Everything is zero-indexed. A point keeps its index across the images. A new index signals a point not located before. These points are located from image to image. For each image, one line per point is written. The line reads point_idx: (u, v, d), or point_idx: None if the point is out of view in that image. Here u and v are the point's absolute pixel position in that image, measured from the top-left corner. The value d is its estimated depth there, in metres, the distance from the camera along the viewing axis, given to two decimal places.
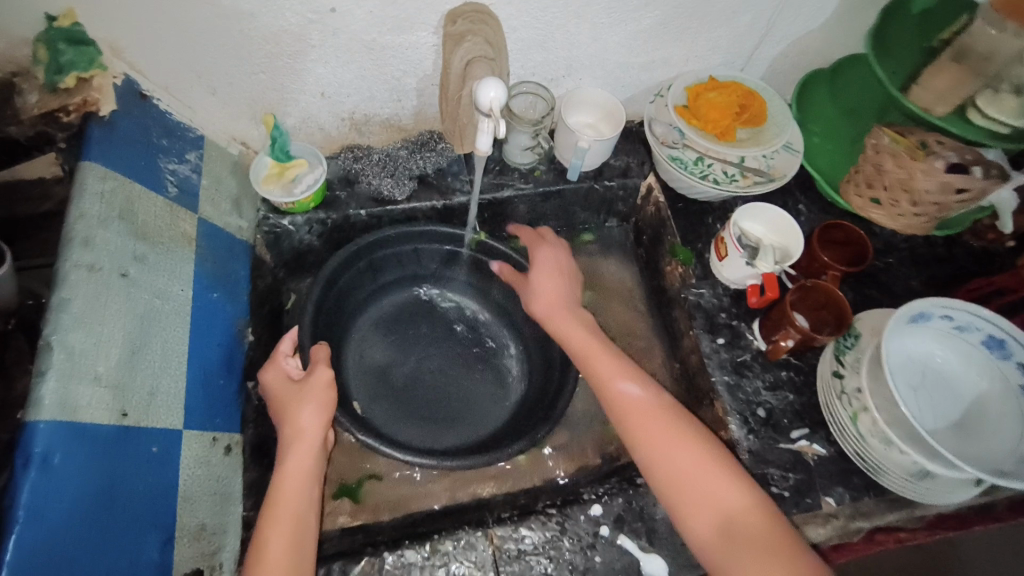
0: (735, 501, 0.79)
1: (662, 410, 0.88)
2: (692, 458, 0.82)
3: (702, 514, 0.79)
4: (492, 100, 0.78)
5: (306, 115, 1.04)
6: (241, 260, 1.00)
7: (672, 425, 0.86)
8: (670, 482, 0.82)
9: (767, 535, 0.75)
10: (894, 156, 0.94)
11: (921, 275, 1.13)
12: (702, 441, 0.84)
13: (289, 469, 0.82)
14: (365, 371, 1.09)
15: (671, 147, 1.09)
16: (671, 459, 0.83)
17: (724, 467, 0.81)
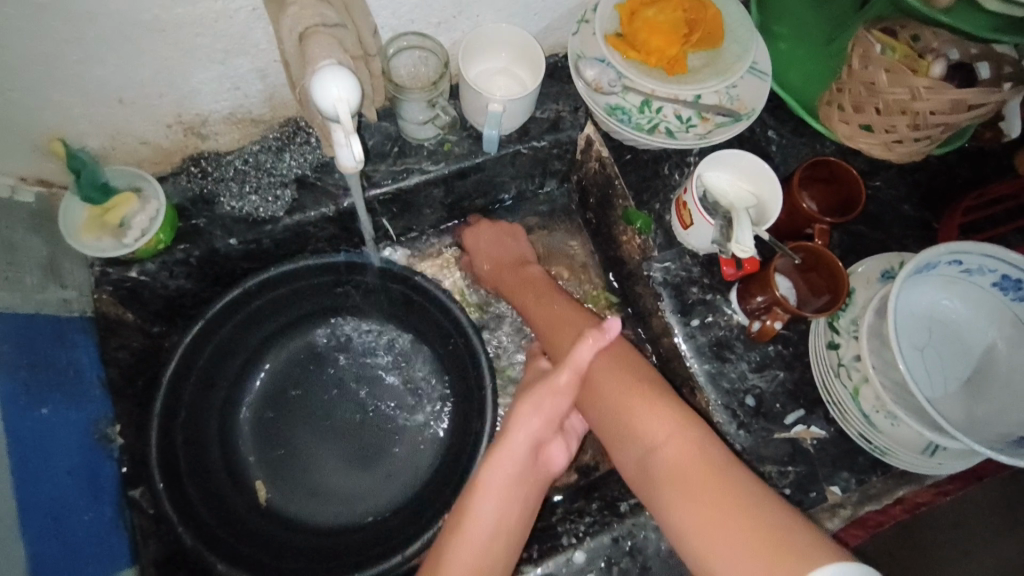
0: (657, 430, 0.71)
1: (593, 345, 0.82)
2: (622, 389, 0.76)
3: (630, 452, 0.72)
4: (339, 102, 0.53)
5: (112, 130, 0.75)
6: (81, 344, 0.78)
7: (609, 358, 0.79)
8: (606, 421, 0.76)
9: (686, 464, 0.67)
10: (890, 71, 0.74)
11: (913, 195, 0.96)
12: (632, 375, 0.77)
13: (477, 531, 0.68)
14: (274, 448, 0.92)
15: (609, 94, 0.85)
16: (603, 396, 0.77)
17: (638, 394, 0.75)
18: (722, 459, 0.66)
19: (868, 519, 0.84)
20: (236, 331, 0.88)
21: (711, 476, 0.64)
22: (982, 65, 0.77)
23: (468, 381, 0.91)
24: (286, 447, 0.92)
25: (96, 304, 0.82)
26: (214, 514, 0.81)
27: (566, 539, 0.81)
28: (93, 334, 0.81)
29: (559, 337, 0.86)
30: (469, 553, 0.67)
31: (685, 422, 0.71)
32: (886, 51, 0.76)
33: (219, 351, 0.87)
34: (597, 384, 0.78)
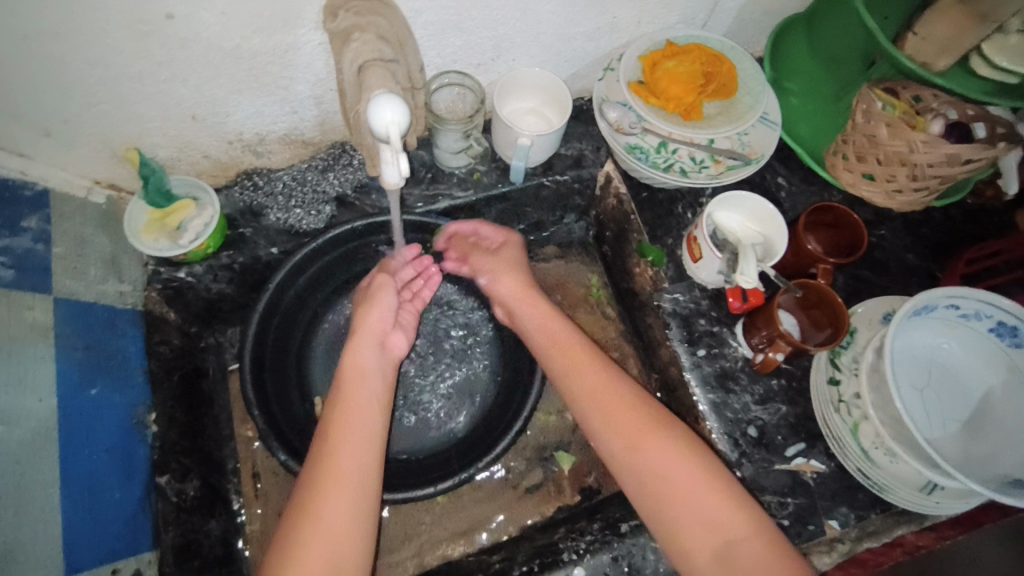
0: (737, 522, 0.67)
1: (652, 418, 0.75)
2: (687, 470, 0.70)
3: (701, 542, 0.67)
4: (390, 123, 0.60)
5: (181, 144, 0.84)
6: (129, 334, 0.84)
7: (673, 440, 0.72)
8: (665, 503, 0.69)
9: (775, 566, 0.64)
10: (890, 125, 0.79)
11: (916, 245, 1.00)
12: (692, 452, 0.72)
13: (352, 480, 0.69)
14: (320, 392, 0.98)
15: (629, 133, 0.93)
16: (667, 476, 0.70)
17: (709, 483, 0.69)
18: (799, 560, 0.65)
19: (867, 559, 0.83)
20: (277, 352, 0.93)
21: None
22: (978, 124, 0.79)
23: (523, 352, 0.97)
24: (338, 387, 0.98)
25: (146, 300, 0.88)
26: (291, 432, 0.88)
27: (567, 554, 0.82)
28: (140, 326, 0.87)
29: (586, 383, 0.80)
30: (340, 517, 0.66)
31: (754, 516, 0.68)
32: (886, 107, 0.80)
33: (275, 349, 0.92)
34: (657, 455, 0.72)
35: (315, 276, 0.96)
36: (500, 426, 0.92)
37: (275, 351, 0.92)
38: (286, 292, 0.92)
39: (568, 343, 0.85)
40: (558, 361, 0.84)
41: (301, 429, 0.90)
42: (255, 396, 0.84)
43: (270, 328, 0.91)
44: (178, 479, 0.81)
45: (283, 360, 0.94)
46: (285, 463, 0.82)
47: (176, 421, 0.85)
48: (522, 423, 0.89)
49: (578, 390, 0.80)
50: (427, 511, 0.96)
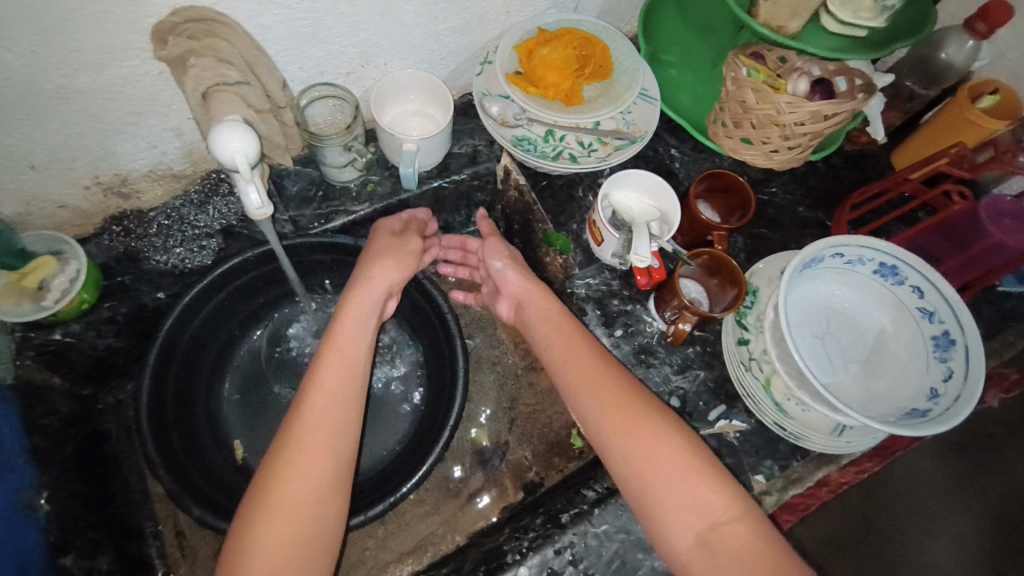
0: (722, 503, 0.66)
1: (638, 400, 0.73)
2: (673, 453, 0.68)
3: (687, 520, 0.65)
4: (236, 152, 0.57)
5: (29, 197, 0.77)
6: (3, 415, 0.76)
7: (661, 423, 0.71)
8: (643, 480, 0.68)
9: (756, 550, 0.63)
10: (756, 90, 0.82)
11: (806, 198, 1.05)
12: (678, 432, 0.70)
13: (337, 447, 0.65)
14: (240, 435, 0.93)
15: (514, 126, 0.92)
16: (657, 454, 0.68)
17: (695, 466, 0.68)
18: (783, 545, 0.65)
19: (798, 503, 0.90)
20: (180, 402, 0.87)
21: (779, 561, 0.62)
22: (839, 78, 0.82)
23: (443, 358, 0.96)
24: (261, 429, 0.95)
25: (19, 371, 0.81)
26: (206, 482, 0.83)
27: (511, 556, 0.81)
28: (17, 403, 0.79)
29: (569, 349, 0.79)
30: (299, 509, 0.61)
31: (740, 501, 0.66)
32: (752, 73, 0.83)
33: (177, 400, 0.87)
34: (646, 430, 0.70)
35: (212, 314, 0.90)
36: (427, 438, 0.90)
37: (177, 403, 0.86)
38: (181, 338, 0.86)
39: (563, 326, 0.82)
40: (554, 345, 0.81)
41: (219, 481, 0.86)
42: (158, 455, 0.78)
43: (168, 379, 0.85)
44: (85, 556, 0.75)
45: (189, 410, 0.88)
46: (202, 519, 0.77)
47: (74, 496, 0.78)
48: (447, 434, 0.85)
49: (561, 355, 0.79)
50: (370, 536, 0.93)
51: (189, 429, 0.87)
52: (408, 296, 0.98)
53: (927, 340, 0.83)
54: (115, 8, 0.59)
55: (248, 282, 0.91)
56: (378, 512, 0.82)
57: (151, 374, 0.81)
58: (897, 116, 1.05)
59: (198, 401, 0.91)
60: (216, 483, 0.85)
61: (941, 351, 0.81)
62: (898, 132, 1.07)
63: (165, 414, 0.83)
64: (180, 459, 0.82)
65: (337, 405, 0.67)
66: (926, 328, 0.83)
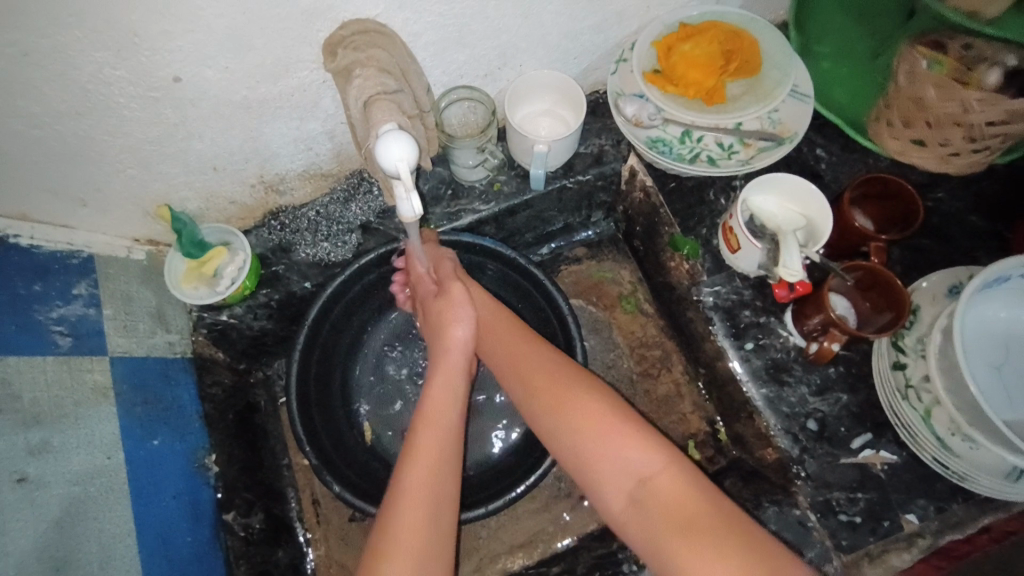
0: (646, 460, 0.65)
1: (566, 374, 0.73)
2: (596, 428, 0.68)
3: (617, 485, 0.66)
4: (399, 161, 0.60)
5: (207, 194, 0.86)
6: (183, 382, 0.88)
7: (622, 426, 0.67)
8: (577, 457, 0.68)
9: (689, 505, 0.62)
10: (939, 86, 0.72)
11: (982, 205, 0.91)
12: (603, 394, 0.71)
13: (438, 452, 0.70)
14: (369, 418, 0.99)
15: (649, 127, 0.89)
16: (583, 425, 0.68)
17: (619, 428, 0.68)
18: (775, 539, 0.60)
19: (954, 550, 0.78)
20: (321, 387, 0.95)
21: (717, 512, 0.61)
22: None
23: None
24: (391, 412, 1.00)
25: (194, 346, 0.92)
26: (342, 458, 0.92)
27: (627, 566, 0.84)
28: (193, 372, 0.91)
29: (494, 332, 0.81)
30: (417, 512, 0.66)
31: (673, 457, 0.66)
32: (933, 66, 0.74)
33: (319, 382, 0.95)
34: (575, 401, 0.70)
35: (347, 300, 0.96)
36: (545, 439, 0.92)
37: (319, 385, 0.94)
38: (325, 324, 0.94)
39: (511, 337, 0.79)
40: (495, 339, 0.80)
41: (353, 459, 0.93)
42: (304, 433, 0.87)
43: (313, 363, 0.93)
44: (243, 513, 0.86)
45: (329, 394, 0.96)
46: (341, 495, 0.85)
47: (234, 458, 0.89)
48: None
49: (484, 333, 0.81)
50: (483, 526, 0.96)
51: (329, 407, 0.95)
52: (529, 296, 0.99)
53: None
54: (295, 24, 0.64)
55: (381, 277, 0.97)
56: (497, 508, 0.85)
57: (301, 351, 0.91)
58: None
59: (336, 380, 0.98)
60: (348, 459, 0.93)
61: None
62: None
63: (309, 397, 0.91)
64: (322, 439, 0.90)
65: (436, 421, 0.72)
66: None
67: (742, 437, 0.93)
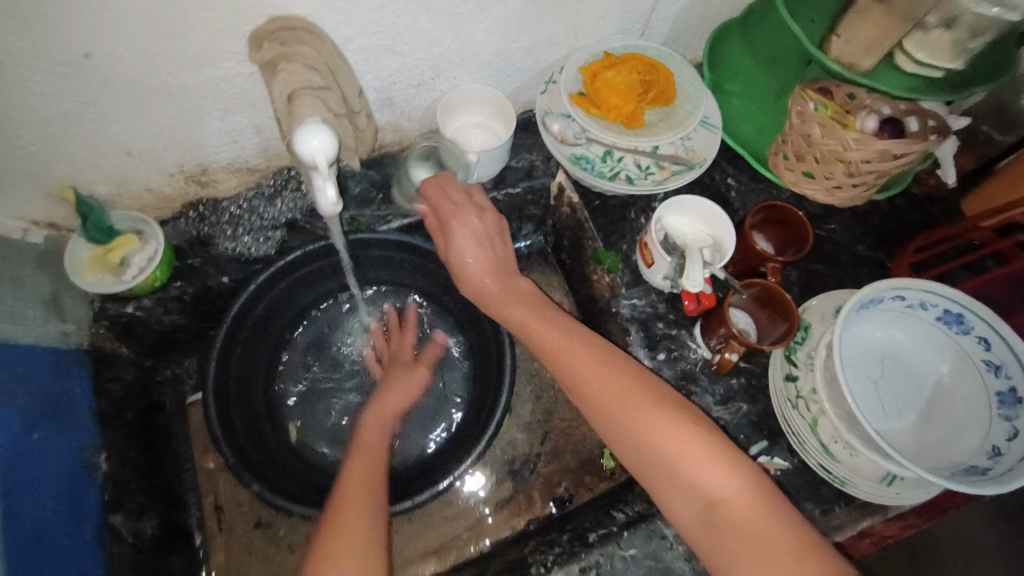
0: (724, 485, 0.64)
1: (633, 385, 0.71)
2: (679, 444, 0.67)
3: (689, 504, 0.65)
4: (316, 152, 0.61)
5: (119, 179, 0.83)
6: (76, 375, 0.83)
7: (654, 401, 0.70)
8: (648, 467, 0.68)
9: (765, 529, 0.62)
10: (823, 125, 0.81)
11: (866, 237, 1.02)
12: (676, 412, 0.69)
13: (369, 466, 0.74)
14: (295, 417, 0.98)
15: (573, 145, 0.93)
16: (656, 441, 0.67)
17: (701, 447, 0.66)
18: (794, 516, 0.63)
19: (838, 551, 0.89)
20: (242, 387, 0.92)
21: (787, 540, 0.61)
22: (911, 118, 0.83)
23: (489, 358, 0.99)
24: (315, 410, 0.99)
25: (94, 338, 0.87)
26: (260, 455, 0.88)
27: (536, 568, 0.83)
28: (88, 366, 0.86)
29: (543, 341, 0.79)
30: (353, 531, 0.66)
31: (755, 482, 0.64)
32: (820, 108, 0.82)
33: (239, 382, 0.91)
34: (646, 416, 0.69)
35: (271, 294, 0.93)
36: (468, 437, 0.93)
37: (239, 385, 0.91)
38: (245, 323, 0.91)
39: (557, 335, 0.78)
40: (546, 342, 0.78)
41: (274, 457, 0.90)
42: (223, 432, 0.84)
43: (232, 361, 0.90)
44: (134, 518, 0.80)
45: (252, 395, 0.93)
46: (261, 494, 0.83)
47: (130, 460, 0.84)
48: (495, 425, 0.88)
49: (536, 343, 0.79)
50: (397, 531, 0.95)
51: (248, 400, 0.92)
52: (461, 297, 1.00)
53: (991, 395, 0.79)
54: (220, 15, 0.64)
55: (302, 276, 0.95)
56: (422, 499, 0.85)
57: (222, 341, 0.88)
58: (968, 161, 1.02)
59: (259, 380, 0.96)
60: (270, 458, 0.89)
61: (1006, 407, 0.78)
62: (970, 177, 1.03)
63: (228, 399, 0.88)
64: (240, 437, 0.86)
65: (376, 452, 0.77)
66: (991, 383, 0.80)
67: None
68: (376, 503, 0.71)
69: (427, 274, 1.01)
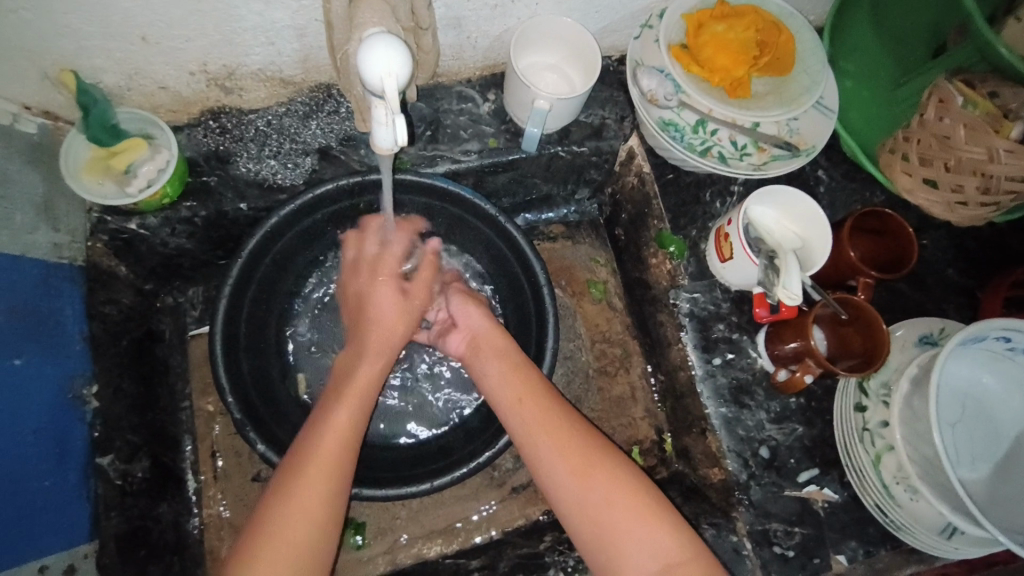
0: (672, 550, 0.61)
1: (587, 442, 0.67)
2: (628, 506, 0.63)
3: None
4: (385, 75, 0.48)
5: (131, 70, 0.70)
6: (67, 294, 0.72)
7: (605, 459, 0.66)
8: (593, 532, 0.62)
9: None
10: (970, 126, 0.69)
11: (961, 259, 0.91)
12: (623, 474, 0.65)
13: (354, 401, 0.68)
14: (305, 369, 0.88)
15: (663, 107, 0.82)
16: (604, 505, 0.63)
17: (648, 511, 0.63)
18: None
19: None
20: (252, 329, 0.82)
21: None
22: None
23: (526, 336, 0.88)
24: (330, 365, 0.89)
25: (89, 253, 0.76)
26: (267, 410, 0.79)
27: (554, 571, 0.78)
28: (82, 285, 0.75)
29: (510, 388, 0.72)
30: (321, 481, 0.61)
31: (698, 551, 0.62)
32: (968, 106, 0.69)
33: (251, 325, 0.82)
34: (597, 474, 0.64)
35: (293, 231, 0.82)
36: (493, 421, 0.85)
37: (251, 327, 0.82)
38: (262, 258, 0.81)
39: (518, 375, 0.73)
40: (507, 390, 0.72)
41: (278, 411, 0.81)
42: (228, 379, 0.75)
43: (247, 298, 0.80)
44: (123, 459, 0.72)
45: (261, 338, 0.84)
46: (263, 455, 0.74)
47: (121, 394, 0.75)
48: None
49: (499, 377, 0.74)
50: (404, 506, 0.89)
51: (257, 345, 0.83)
52: (506, 264, 0.89)
53: None
54: None
55: (329, 214, 0.84)
56: (437, 485, 0.77)
57: (238, 274, 0.78)
58: None
59: (271, 323, 0.86)
60: (274, 411, 0.81)
61: None
62: None
63: (236, 342, 0.78)
64: (246, 385, 0.78)
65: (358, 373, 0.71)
66: None
67: (688, 451, 0.90)
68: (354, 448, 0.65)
69: (473, 233, 0.90)
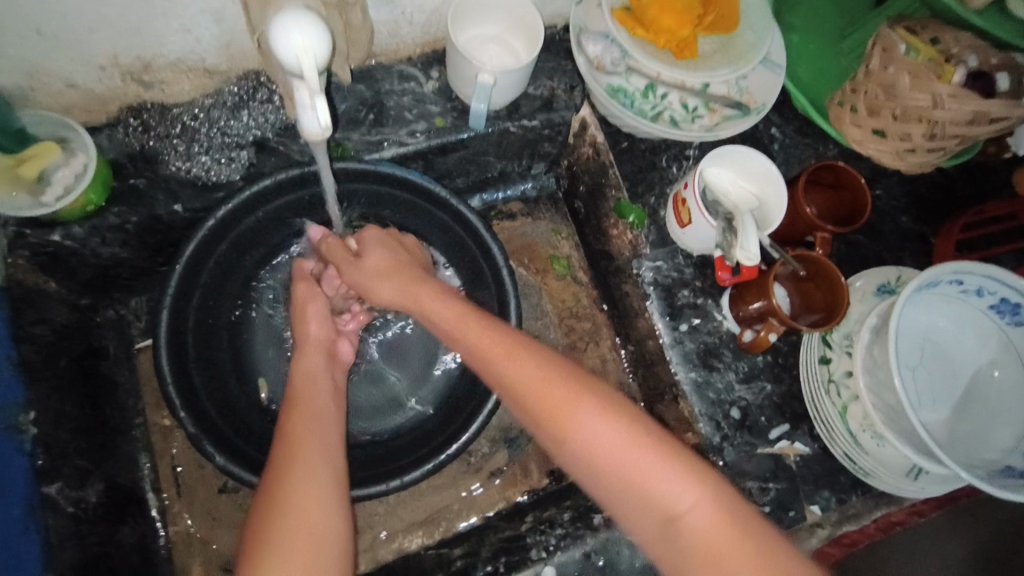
0: (677, 494, 0.51)
1: (564, 380, 0.57)
2: (619, 445, 0.53)
3: (642, 523, 0.52)
4: (301, 52, 0.45)
5: (32, 69, 0.64)
6: None
7: (593, 394, 0.55)
8: (590, 476, 0.53)
9: (728, 549, 0.48)
10: (914, 73, 0.68)
11: (912, 207, 0.92)
12: (613, 409, 0.54)
13: (314, 408, 0.65)
14: (266, 373, 0.84)
15: (611, 74, 0.79)
16: (593, 446, 0.53)
17: (643, 447, 0.52)
18: (757, 518, 0.50)
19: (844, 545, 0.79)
20: (202, 337, 0.78)
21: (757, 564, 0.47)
22: (1002, 75, 0.68)
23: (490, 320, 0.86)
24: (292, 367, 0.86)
25: (11, 271, 0.70)
26: (226, 421, 0.76)
27: (536, 552, 0.80)
28: (6, 306, 0.69)
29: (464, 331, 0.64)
30: (312, 495, 0.56)
31: (715, 491, 0.51)
32: (910, 52, 0.69)
33: (200, 333, 0.78)
34: (578, 415, 0.54)
35: (236, 230, 0.78)
36: (464, 409, 0.83)
37: (200, 335, 0.77)
38: (204, 261, 0.76)
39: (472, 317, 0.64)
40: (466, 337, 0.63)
41: (238, 419, 0.78)
42: (179, 390, 0.71)
43: (192, 305, 0.76)
44: (74, 486, 0.68)
45: (213, 346, 0.80)
46: (224, 468, 0.71)
47: (64, 419, 0.70)
48: (495, 399, 0.78)
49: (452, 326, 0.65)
50: (381, 501, 0.87)
51: (210, 355, 0.78)
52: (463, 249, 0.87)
53: None
54: None
55: (273, 209, 0.79)
56: (410, 481, 0.75)
57: (178, 281, 0.74)
58: None
59: (222, 328, 0.82)
60: (234, 421, 0.77)
61: None
62: None
63: (183, 352, 0.74)
64: (199, 396, 0.74)
65: (313, 384, 0.69)
66: None
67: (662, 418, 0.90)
68: (334, 454, 0.61)
69: (429, 221, 0.86)
